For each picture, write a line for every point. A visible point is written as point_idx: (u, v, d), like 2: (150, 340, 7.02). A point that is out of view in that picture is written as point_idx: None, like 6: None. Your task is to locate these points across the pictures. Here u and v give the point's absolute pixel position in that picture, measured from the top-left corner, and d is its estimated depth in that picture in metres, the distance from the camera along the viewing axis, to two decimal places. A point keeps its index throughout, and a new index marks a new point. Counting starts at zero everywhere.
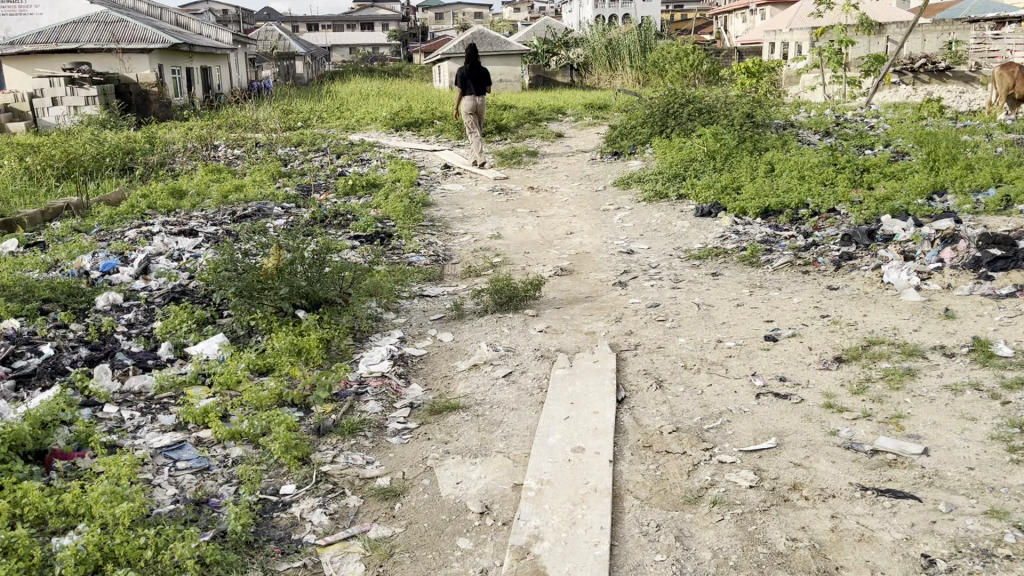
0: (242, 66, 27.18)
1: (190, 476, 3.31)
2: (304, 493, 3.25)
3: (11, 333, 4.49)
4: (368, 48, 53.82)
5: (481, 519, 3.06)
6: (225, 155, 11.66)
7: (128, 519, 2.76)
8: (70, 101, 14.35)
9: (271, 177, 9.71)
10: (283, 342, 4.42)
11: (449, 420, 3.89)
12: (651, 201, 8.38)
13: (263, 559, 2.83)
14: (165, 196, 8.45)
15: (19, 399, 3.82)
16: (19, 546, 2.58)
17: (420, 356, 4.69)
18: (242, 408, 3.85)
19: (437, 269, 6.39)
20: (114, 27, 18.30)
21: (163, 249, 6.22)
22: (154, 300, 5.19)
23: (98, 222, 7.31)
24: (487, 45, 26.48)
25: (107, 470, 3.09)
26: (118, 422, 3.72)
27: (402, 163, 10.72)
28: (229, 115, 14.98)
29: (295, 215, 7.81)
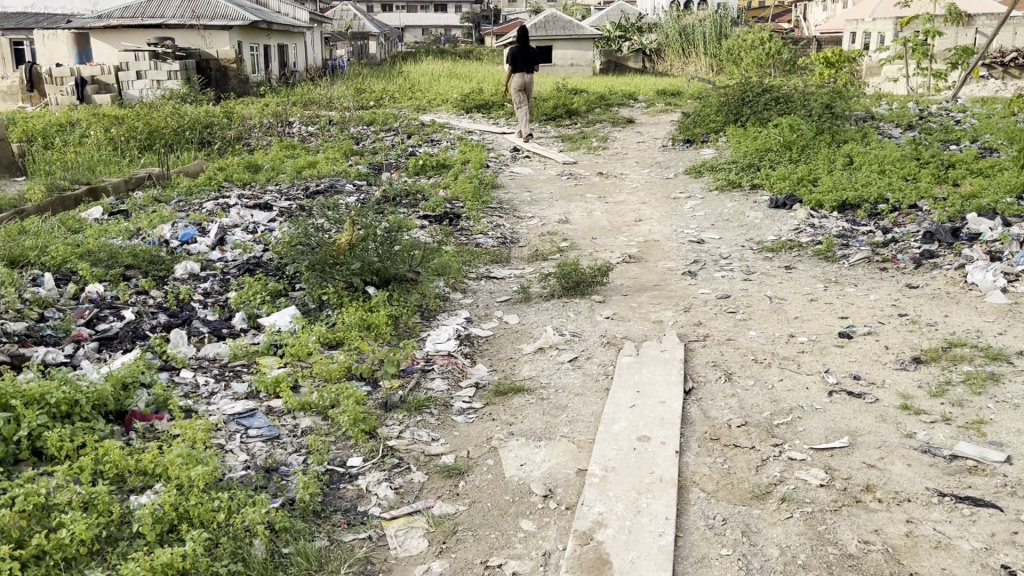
0: (317, 45, 27.57)
1: (261, 443, 3.38)
2: (370, 466, 3.30)
3: (95, 297, 4.65)
4: (440, 30, 54.14)
5: (544, 502, 3.06)
6: (299, 132, 11.86)
7: (202, 482, 2.83)
8: (153, 75, 14.88)
9: (343, 155, 9.84)
10: (354, 317, 4.48)
11: (514, 402, 3.89)
12: (723, 190, 8.24)
13: (330, 528, 2.88)
14: (242, 170, 8.63)
15: (102, 360, 3.95)
16: (100, 502, 2.67)
17: (486, 338, 4.70)
18: (311, 379, 3.91)
19: (505, 252, 6.39)
20: (196, 4, 18.70)
21: (238, 222, 6.35)
22: (230, 271, 5.31)
23: (177, 193, 7.51)
24: (559, 29, 26.08)
25: (183, 434, 3.17)
26: (193, 387, 3.82)
27: (472, 144, 10.74)
28: (305, 93, 15.23)
29: (367, 193, 7.90)
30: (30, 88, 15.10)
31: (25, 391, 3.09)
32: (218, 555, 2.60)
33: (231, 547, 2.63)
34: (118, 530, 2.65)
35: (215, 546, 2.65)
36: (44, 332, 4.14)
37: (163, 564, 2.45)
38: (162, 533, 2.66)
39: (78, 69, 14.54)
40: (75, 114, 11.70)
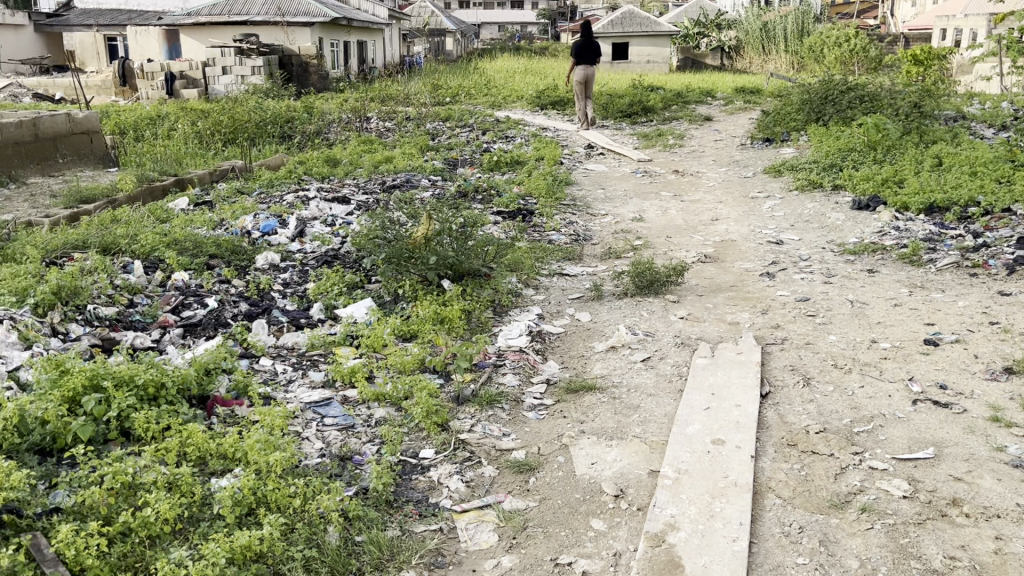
0: (396, 41, 27.96)
1: (336, 432, 3.44)
2: (442, 459, 3.32)
3: (181, 284, 4.81)
4: (517, 28, 54.27)
5: (616, 502, 3.03)
6: (377, 127, 12.05)
7: (279, 468, 2.90)
8: (238, 70, 15.16)
9: (419, 150, 9.95)
10: (428, 311, 4.52)
11: (585, 400, 3.87)
12: (803, 190, 8.04)
13: (402, 518, 2.91)
14: (321, 163, 8.81)
15: (186, 346, 4.09)
16: (184, 483, 2.76)
17: (558, 335, 4.69)
18: (386, 370, 3.97)
19: (578, 249, 6.36)
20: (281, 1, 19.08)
21: (317, 214, 6.48)
22: (309, 262, 5.42)
23: (259, 185, 7.71)
24: (636, 25, 25.66)
25: (262, 420, 3.25)
26: (271, 374, 3.92)
27: (546, 141, 10.73)
28: (383, 89, 15.46)
29: (441, 188, 7.96)
30: (123, 83, 15.68)
31: (116, 374, 3.21)
32: (295, 539, 2.66)
33: (306, 532, 2.69)
34: (200, 511, 2.73)
35: (291, 531, 2.71)
36: (133, 317, 4.30)
37: (242, 546, 2.52)
38: (242, 516, 2.73)
39: (168, 65, 15.05)
40: (165, 107, 12.09)
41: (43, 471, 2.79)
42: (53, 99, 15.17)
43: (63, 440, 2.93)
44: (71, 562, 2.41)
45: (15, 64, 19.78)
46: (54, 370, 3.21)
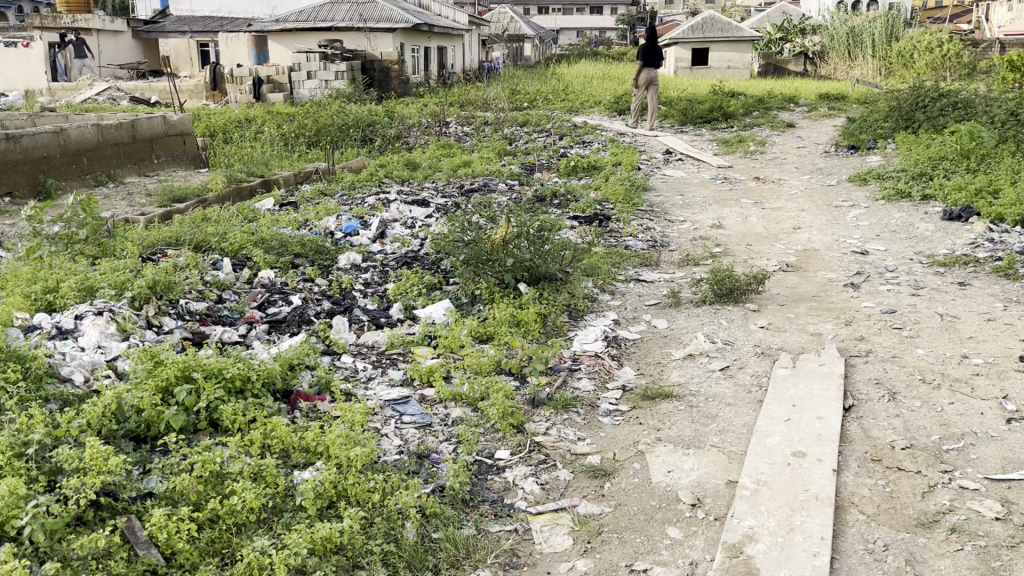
0: (475, 47, 28.20)
1: (414, 430, 3.49)
2: (517, 460, 3.34)
3: (267, 282, 4.95)
4: (595, 33, 54.17)
5: (692, 511, 3.00)
6: (456, 132, 12.16)
7: (359, 463, 2.96)
8: (322, 76, 15.73)
9: (497, 155, 10.01)
10: (504, 313, 4.55)
11: (662, 407, 3.83)
12: (890, 199, 7.79)
13: (478, 517, 2.93)
14: (401, 167, 8.95)
15: (272, 342, 4.22)
16: (268, 474, 2.84)
17: (635, 341, 4.65)
18: (463, 371, 4.01)
19: (655, 255, 6.30)
20: (364, 8, 19.33)
21: (398, 216, 6.59)
22: (389, 263, 5.52)
23: (342, 187, 7.89)
24: (717, 30, 25.46)
25: (343, 416, 3.32)
26: (352, 371, 4.01)
27: (624, 146, 10.66)
28: (462, 94, 15.62)
29: (518, 193, 7.99)
30: (213, 87, 16.21)
31: (206, 366, 3.33)
32: (374, 534, 2.71)
33: (385, 527, 2.74)
34: (283, 502, 2.81)
35: (370, 525, 2.77)
36: (222, 313, 4.45)
37: (323, 538, 2.58)
38: (323, 508, 2.79)
39: (256, 69, 15.49)
40: (253, 111, 12.45)
41: (137, 457, 2.91)
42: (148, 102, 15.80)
43: (156, 428, 3.06)
44: (162, 545, 2.51)
45: (114, 68, 20.70)
46: (149, 360, 3.35)
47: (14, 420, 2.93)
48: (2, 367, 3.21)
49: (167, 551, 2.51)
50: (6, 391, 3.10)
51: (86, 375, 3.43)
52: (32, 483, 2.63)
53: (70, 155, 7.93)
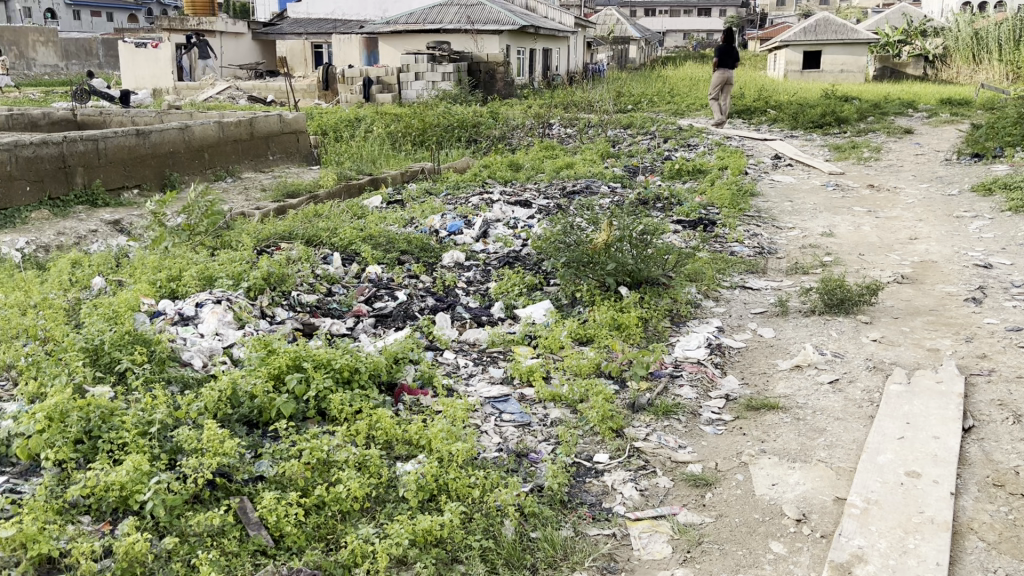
0: (580, 49, 28.18)
1: (514, 428, 3.51)
2: (616, 464, 3.31)
3: (374, 277, 5.07)
4: (703, 35, 53.34)
5: (797, 527, 2.90)
6: (560, 133, 12.17)
7: (460, 458, 2.99)
8: (429, 76, 15.94)
9: (601, 157, 9.96)
10: (605, 316, 4.52)
11: (767, 419, 3.73)
12: (1017, 211, 7.36)
13: (575, 519, 2.93)
14: (505, 168, 9.02)
15: (378, 335, 4.32)
16: (372, 464, 2.91)
17: (739, 349, 4.55)
18: (563, 372, 4.00)
19: (762, 262, 6.14)
20: (472, 11, 19.70)
21: (501, 216, 6.64)
22: (491, 262, 5.57)
23: (446, 186, 8.01)
24: (831, 33, 24.68)
25: (445, 411, 3.36)
26: (454, 367, 4.08)
27: (731, 150, 10.45)
28: (567, 95, 15.63)
29: (621, 195, 7.91)
30: (326, 87, 16.71)
31: (316, 356, 3.44)
32: (473, 529, 2.74)
33: (484, 523, 2.76)
34: (385, 492, 2.87)
35: (469, 520, 2.79)
36: (331, 306, 4.58)
37: (424, 530, 2.62)
38: (424, 501, 2.84)
39: (367, 70, 15.91)
40: (363, 111, 12.79)
41: (250, 441, 3.02)
42: (264, 101, 16.44)
43: (268, 414, 3.17)
44: (272, 527, 2.61)
45: (234, 68, 21.64)
46: (262, 349, 3.49)
47: (139, 400, 3.10)
48: (129, 349, 3.39)
49: (276, 533, 2.61)
50: (133, 372, 3.28)
51: (205, 360, 3.59)
52: (154, 461, 2.78)
53: (192, 150, 8.32)
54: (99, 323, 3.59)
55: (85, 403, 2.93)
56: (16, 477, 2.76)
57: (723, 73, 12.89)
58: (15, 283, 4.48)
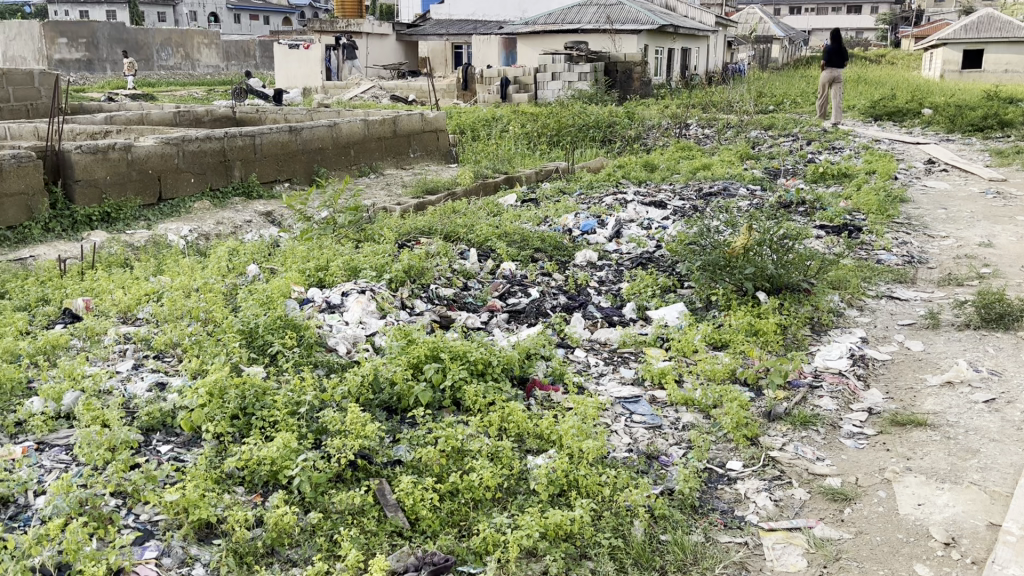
0: (721, 49, 27.56)
1: (644, 430, 3.49)
2: (749, 473, 3.24)
3: (508, 274, 5.16)
4: (852, 34, 51.28)
5: (945, 551, 2.75)
6: (697, 134, 11.94)
7: (591, 455, 3.00)
8: (566, 77, 16.00)
9: (739, 159, 9.71)
10: (741, 321, 4.40)
11: (914, 435, 3.54)
12: None
13: (706, 525, 2.88)
14: (639, 168, 8.94)
15: (511, 330, 4.39)
16: (504, 455, 2.96)
17: (884, 362, 4.34)
18: (696, 376, 3.93)
19: (911, 271, 5.83)
20: (611, 10, 19.56)
21: (635, 217, 6.59)
22: (624, 263, 5.56)
23: (580, 185, 8.02)
24: (994, 29, 23.13)
25: (576, 408, 3.38)
26: (585, 365, 4.09)
27: (880, 153, 9.95)
28: (706, 96, 15.32)
29: (761, 198, 7.65)
30: (464, 87, 17.04)
31: (453, 348, 3.54)
32: (603, 526, 2.75)
33: (614, 522, 2.77)
34: (517, 484, 2.92)
35: (598, 517, 2.81)
36: (467, 300, 4.70)
37: (554, 524, 2.65)
38: (554, 495, 2.87)
39: (505, 70, 16.17)
40: (501, 110, 13.00)
41: (389, 426, 3.15)
42: (406, 100, 16.97)
43: (406, 401, 3.29)
44: (408, 510, 2.70)
45: (378, 69, 22.42)
46: (403, 338, 3.63)
47: (290, 381, 3.28)
48: (280, 333, 3.61)
49: (412, 516, 2.70)
50: (284, 355, 3.48)
51: (349, 346, 3.75)
52: (302, 439, 2.94)
53: (340, 147, 8.71)
54: (255, 308, 3.82)
55: (242, 381, 3.13)
56: (179, 446, 2.97)
57: (831, 70, 12.64)
58: (179, 268, 4.82)
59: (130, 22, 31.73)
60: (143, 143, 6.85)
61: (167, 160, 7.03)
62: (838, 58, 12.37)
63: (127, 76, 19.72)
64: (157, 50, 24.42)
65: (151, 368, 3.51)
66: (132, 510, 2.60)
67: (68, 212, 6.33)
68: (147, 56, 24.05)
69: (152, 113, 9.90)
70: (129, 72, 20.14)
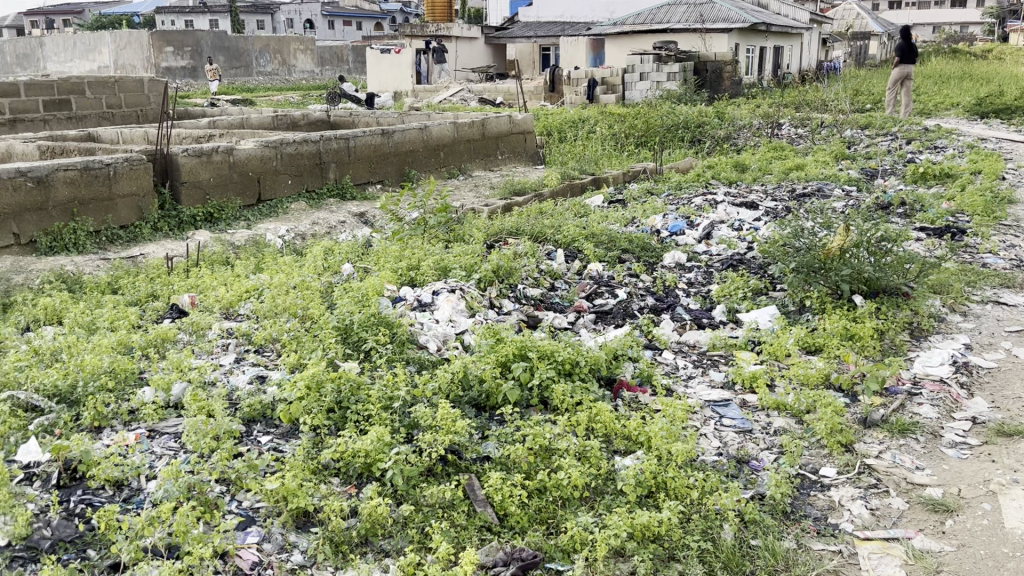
0: (816, 46, 26.80)
1: (734, 434, 3.44)
2: (844, 480, 3.15)
3: (596, 275, 5.15)
4: (956, 27, 49.12)
5: None
6: (790, 134, 11.66)
7: (680, 458, 2.98)
8: (654, 77, 15.84)
9: (834, 159, 9.44)
10: (836, 325, 4.29)
11: (1021, 446, 3.38)
12: None
13: (799, 532, 2.83)
14: (730, 168, 8.79)
15: (598, 330, 4.39)
16: (592, 455, 2.97)
17: (989, 369, 4.15)
18: (788, 381, 3.85)
19: (1019, 275, 5.56)
20: (702, 9, 19.26)
21: (725, 218, 6.49)
22: (714, 264, 5.49)
23: (669, 186, 7.94)
24: None
25: (664, 410, 3.35)
26: (673, 367, 4.06)
27: (986, 153, 9.50)
28: (800, 95, 14.93)
29: (857, 200, 7.41)
30: (552, 89, 17.08)
31: (541, 348, 3.56)
32: (691, 529, 2.73)
33: (703, 525, 2.74)
34: (604, 484, 2.92)
35: (687, 520, 2.79)
36: (554, 300, 4.73)
37: (641, 525, 2.65)
38: (642, 496, 2.86)
39: (592, 72, 16.14)
40: (588, 111, 12.98)
41: (478, 423, 3.20)
42: (493, 102, 17.12)
43: (494, 398, 3.34)
44: (497, 505, 2.74)
45: (467, 72, 22.71)
46: (492, 337, 3.68)
47: (383, 377, 3.37)
48: (374, 330, 3.71)
49: (501, 511, 2.74)
50: (377, 351, 3.58)
51: (439, 344, 3.82)
52: (395, 433, 3.02)
53: (430, 149, 8.86)
54: (351, 305, 3.95)
55: (338, 375, 3.25)
56: (279, 437, 3.09)
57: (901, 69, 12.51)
58: (278, 266, 5.00)
59: (230, 30, 33.00)
60: (243, 146, 7.13)
61: (266, 163, 7.29)
62: (909, 55, 12.23)
63: (213, 81, 20.07)
64: (256, 56, 25.33)
65: (252, 362, 3.65)
66: (236, 496, 2.72)
67: (174, 213, 6.64)
68: (247, 62, 24.91)
69: (252, 117, 10.29)
70: (215, 77, 20.38)
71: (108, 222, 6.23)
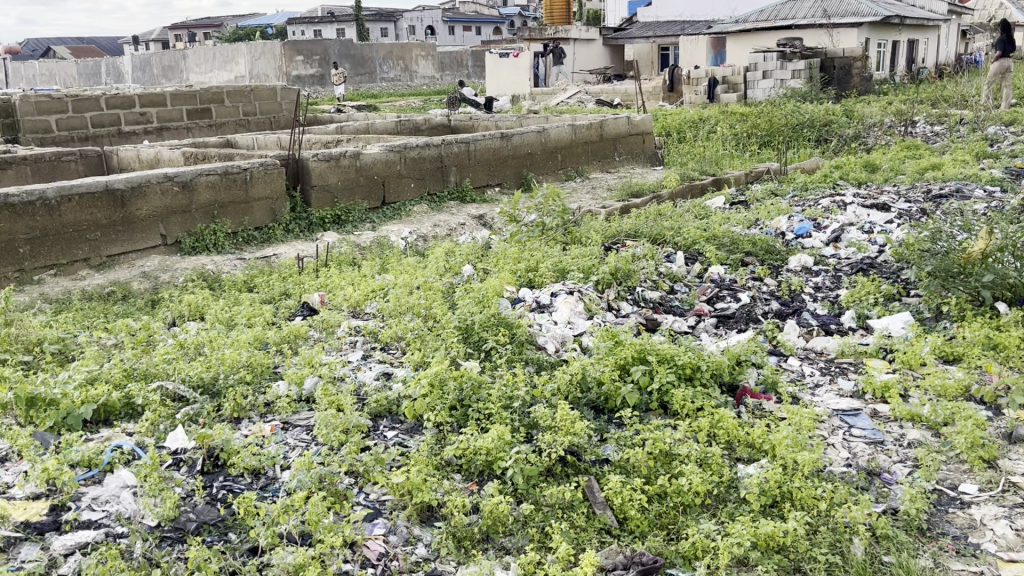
0: (954, 39, 25.32)
1: (864, 445, 3.30)
2: (986, 498, 2.97)
3: (717, 278, 5.06)
4: None
5: None
6: (925, 131, 11.08)
7: (806, 467, 2.88)
8: (778, 75, 15.25)
9: (974, 158, 8.91)
10: (977, 333, 4.05)
11: None
12: None
13: (935, 550, 2.68)
14: (859, 168, 8.43)
15: (720, 335, 4.31)
16: (714, 462, 2.92)
17: None
18: (924, 392, 3.67)
19: None
20: (828, 4, 18.58)
21: (855, 220, 6.22)
22: (843, 268, 5.28)
23: (794, 187, 7.69)
24: None
25: (790, 418, 3.25)
26: (799, 375, 3.94)
27: None
28: (938, 91, 14.14)
29: (1001, 200, 6.97)
30: (671, 88, 16.86)
31: (660, 351, 3.53)
32: (819, 541, 2.64)
33: (832, 538, 2.65)
34: (726, 492, 2.87)
35: (815, 532, 2.70)
36: (673, 304, 4.68)
37: (766, 534, 2.59)
38: (766, 505, 2.80)
39: (713, 71, 15.82)
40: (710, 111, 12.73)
41: (597, 426, 3.20)
42: (611, 104, 17.04)
43: (613, 401, 3.33)
44: (617, 509, 2.74)
45: (585, 74, 22.67)
46: (610, 339, 3.68)
47: (503, 376, 3.42)
48: (494, 330, 3.77)
49: (620, 515, 2.74)
50: (498, 351, 3.63)
51: (557, 346, 3.84)
52: (515, 433, 3.06)
53: (548, 152, 8.91)
54: (472, 306, 4.03)
55: (459, 374, 3.33)
56: (404, 432, 3.18)
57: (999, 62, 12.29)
58: (402, 267, 5.15)
59: (356, 39, 34.16)
60: (370, 150, 7.37)
61: (390, 167, 7.50)
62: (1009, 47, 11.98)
63: (339, 87, 20.76)
64: (380, 63, 26.11)
65: (378, 359, 3.78)
66: (363, 489, 2.82)
67: (305, 215, 6.94)
68: (371, 69, 25.68)
69: (376, 122, 10.62)
70: (340, 82, 21.09)
71: (244, 224, 6.58)
